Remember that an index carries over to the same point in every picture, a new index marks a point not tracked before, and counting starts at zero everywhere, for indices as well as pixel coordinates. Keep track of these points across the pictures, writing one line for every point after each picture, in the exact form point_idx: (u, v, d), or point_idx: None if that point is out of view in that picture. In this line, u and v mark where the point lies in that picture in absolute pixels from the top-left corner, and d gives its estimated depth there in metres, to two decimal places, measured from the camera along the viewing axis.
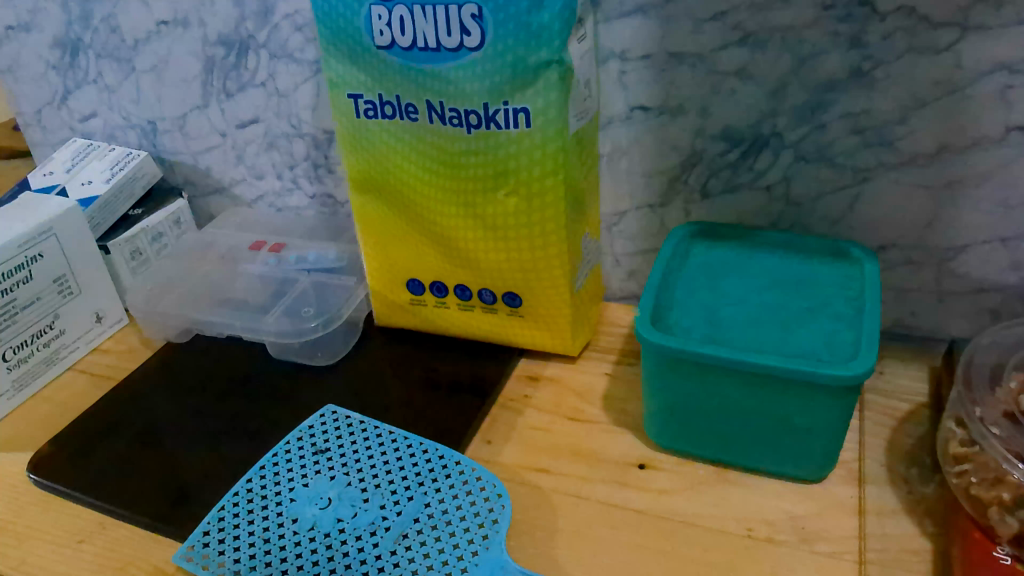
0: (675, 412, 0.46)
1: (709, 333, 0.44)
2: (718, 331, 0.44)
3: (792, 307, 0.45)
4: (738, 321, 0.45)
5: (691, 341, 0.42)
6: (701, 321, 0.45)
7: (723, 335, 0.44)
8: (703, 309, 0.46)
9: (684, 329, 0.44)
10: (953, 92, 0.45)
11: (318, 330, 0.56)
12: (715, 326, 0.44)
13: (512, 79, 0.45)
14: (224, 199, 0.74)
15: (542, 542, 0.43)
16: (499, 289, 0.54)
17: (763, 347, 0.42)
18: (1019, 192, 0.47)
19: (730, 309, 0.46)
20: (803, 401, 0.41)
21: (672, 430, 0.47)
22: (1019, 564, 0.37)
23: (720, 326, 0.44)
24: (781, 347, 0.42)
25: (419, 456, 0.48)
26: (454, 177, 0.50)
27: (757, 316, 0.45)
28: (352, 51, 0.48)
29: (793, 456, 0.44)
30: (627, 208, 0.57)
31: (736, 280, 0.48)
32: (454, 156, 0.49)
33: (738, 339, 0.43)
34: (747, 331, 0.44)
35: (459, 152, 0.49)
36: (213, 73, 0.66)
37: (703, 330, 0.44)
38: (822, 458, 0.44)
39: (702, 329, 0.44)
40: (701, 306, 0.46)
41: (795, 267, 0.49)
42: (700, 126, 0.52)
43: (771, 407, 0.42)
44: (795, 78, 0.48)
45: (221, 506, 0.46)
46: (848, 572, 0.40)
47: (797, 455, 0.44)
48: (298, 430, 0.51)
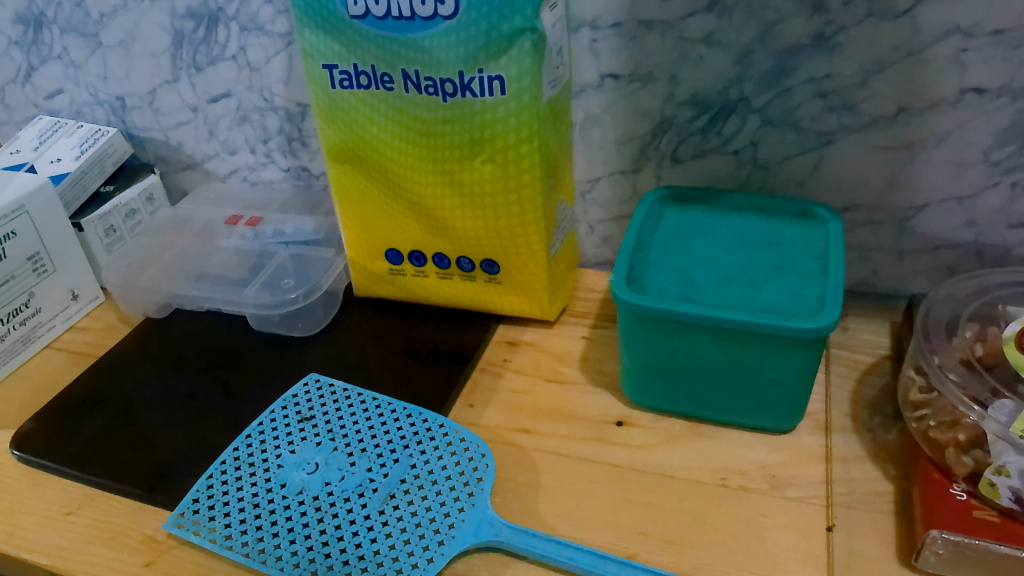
0: (650, 369, 0.47)
1: (682, 291, 0.45)
2: (690, 289, 0.46)
3: (760, 266, 0.47)
4: (709, 279, 0.46)
5: (665, 300, 0.44)
6: (674, 280, 0.46)
7: (695, 294, 0.45)
8: (675, 270, 0.47)
9: (657, 288, 0.46)
10: (911, 56, 0.47)
11: (298, 301, 0.57)
12: (687, 285, 0.46)
13: (486, 46, 0.45)
14: (197, 174, 0.74)
15: (526, 498, 0.45)
16: (477, 256, 0.55)
17: (734, 303, 0.44)
18: (974, 152, 0.49)
19: (701, 269, 0.47)
20: (773, 354, 0.43)
21: (648, 387, 0.48)
22: (973, 499, 0.39)
23: (692, 284, 0.46)
24: (751, 303, 0.44)
25: (404, 420, 0.49)
26: (431, 145, 0.50)
27: (727, 274, 0.47)
28: (326, 21, 0.48)
29: (763, 408, 0.46)
30: (600, 175, 0.59)
31: (706, 241, 0.50)
32: (431, 125, 0.50)
33: (709, 296, 0.45)
34: (717, 288, 0.45)
35: (435, 121, 0.49)
36: (182, 47, 0.65)
37: (676, 289, 0.46)
38: (790, 409, 0.46)
39: (674, 288, 0.46)
40: (673, 267, 0.48)
41: (764, 228, 0.51)
42: (669, 93, 0.53)
43: (742, 361, 0.44)
44: (761, 44, 0.49)
45: (210, 475, 0.47)
46: (816, 515, 0.42)
47: (767, 407, 0.46)
48: (282, 400, 0.52)
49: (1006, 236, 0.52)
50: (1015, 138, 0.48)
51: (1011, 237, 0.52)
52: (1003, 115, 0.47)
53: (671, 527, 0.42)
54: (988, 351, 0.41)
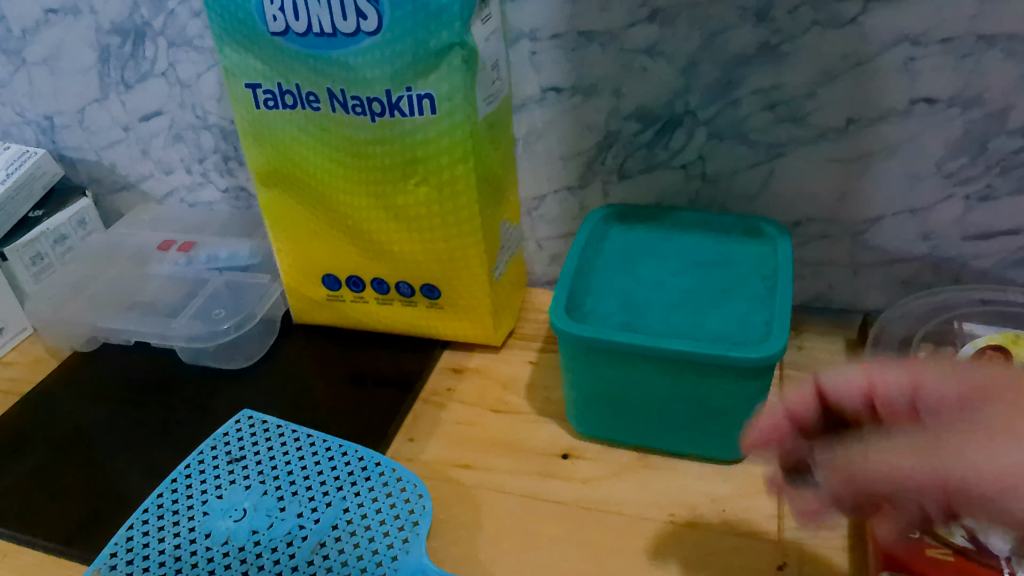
0: (594, 399, 0.45)
1: (625, 319, 0.43)
2: (633, 316, 0.43)
3: (707, 290, 0.45)
4: (654, 306, 0.44)
5: (607, 329, 0.41)
6: (618, 307, 0.44)
7: (639, 321, 0.43)
8: (618, 295, 0.45)
9: (599, 316, 0.43)
10: (859, 65, 0.45)
11: (231, 332, 0.54)
12: (631, 312, 0.44)
13: (414, 64, 0.43)
14: (133, 196, 0.71)
15: (465, 541, 0.42)
16: (417, 281, 0.52)
17: (678, 332, 0.42)
18: (927, 164, 0.47)
19: (645, 294, 0.45)
20: (719, 384, 0.41)
21: (594, 417, 0.46)
22: (927, 536, 0.37)
23: (636, 311, 0.44)
24: (696, 331, 0.42)
25: (338, 459, 0.47)
26: (361, 168, 0.48)
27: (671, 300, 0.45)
28: (245, 37, 0.45)
29: (712, 437, 0.44)
30: (546, 192, 0.56)
31: (652, 264, 0.48)
32: (361, 147, 0.47)
33: (653, 324, 0.43)
34: (662, 316, 0.43)
35: (366, 143, 0.46)
36: (110, 63, 0.62)
37: (619, 317, 0.43)
38: (740, 439, 0.44)
39: (618, 316, 0.44)
40: (617, 292, 0.45)
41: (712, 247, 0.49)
42: (614, 106, 0.51)
43: (687, 391, 0.42)
44: (705, 55, 0.47)
45: (130, 524, 0.44)
46: (768, 553, 0.40)
47: (716, 436, 0.44)
48: (212, 440, 0.49)
49: (962, 249, 0.50)
50: (968, 149, 0.46)
51: (967, 250, 0.50)
52: (955, 126, 0.46)
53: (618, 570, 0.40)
54: None
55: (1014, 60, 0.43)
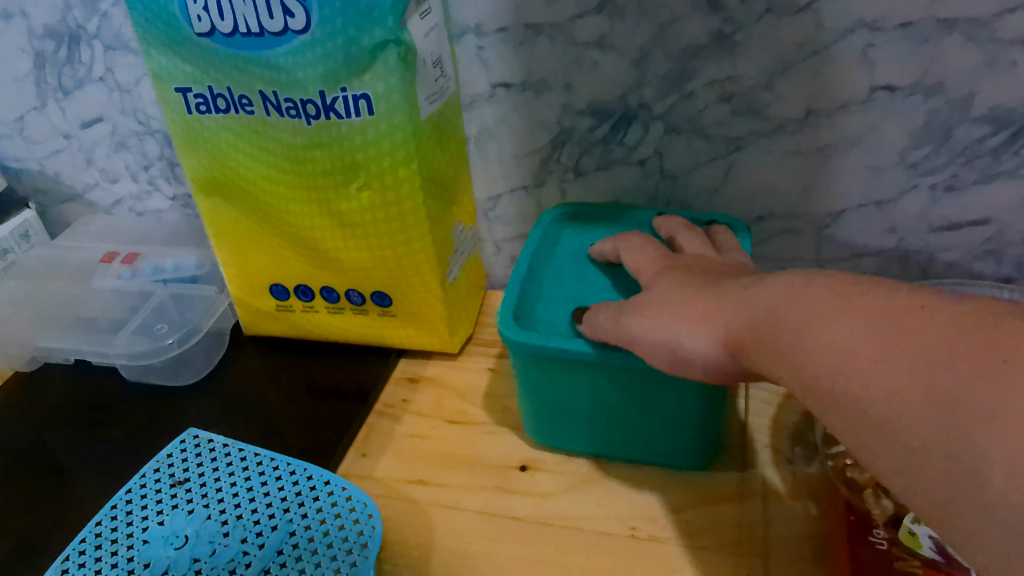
0: (549, 409, 0.44)
1: (576, 325, 0.41)
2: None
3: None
4: None
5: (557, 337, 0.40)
6: (570, 311, 0.43)
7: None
8: (571, 301, 0.44)
9: (550, 323, 0.42)
10: (816, 54, 0.43)
11: (174, 347, 0.52)
12: None
13: (347, 63, 0.40)
14: (80, 207, 0.68)
15: (417, 563, 0.40)
16: (368, 289, 0.50)
17: None
18: (889, 155, 0.46)
19: (599, 298, 0.44)
20: (673, 390, 0.39)
21: (551, 427, 0.45)
22: (895, 548, 0.35)
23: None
24: None
25: (286, 478, 0.44)
26: (301, 174, 0.45)
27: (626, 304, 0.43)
28: (171, 39, 0.43)
29: (672, 444, 0.43)
30: (501, 192, 0.54)
31: (608, 267, 0.46)
32: (299, 152, 0.45)
33: None
34: None
35: (303, 148, 0.44)
36: (46, 69, 0.59)
37: (570, 322, 0.42)
38: (700, 445, 0.42)
39: (569, 320, 0.42)
40: (569, 297, 0.44)
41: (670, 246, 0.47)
42: (566, 102, 0.49)
43: (642, 397, 0.41)
44: (657, 47, 0.45)
45: (65, 556, 0.41)
46: (733, 567, 0.38)
47: (675, 443, 0.43)
48: (155, 461, 0.46)
49: (929, 240, 0.49)
50: (932, 138, 0.45)
51: (933, 241, 0.49)
52: (918, 114, 0.44)
53: None
54: None
55: (975, 45, 0.41)
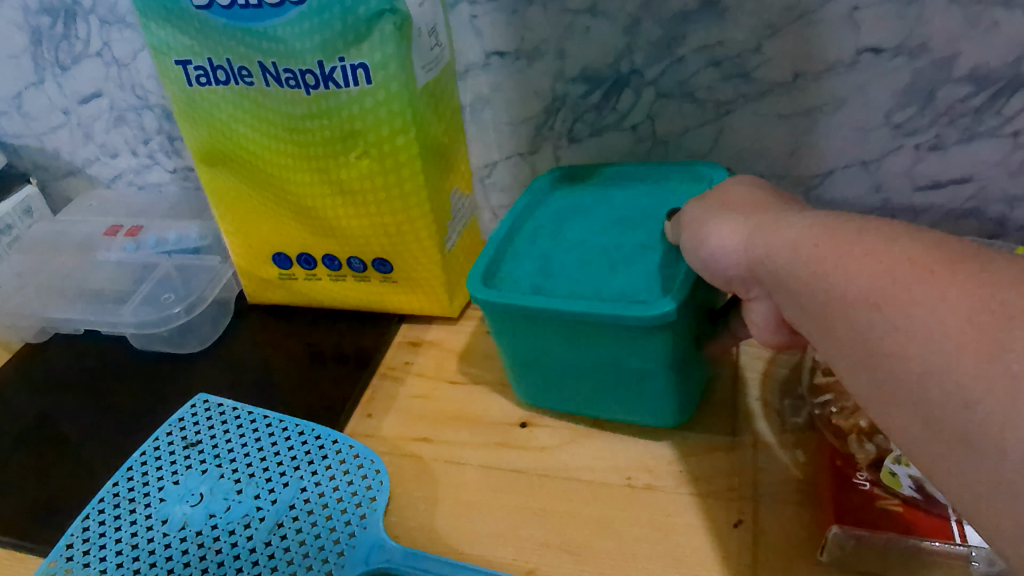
0: (523, 368, 0.45)
1: (537, 283, 0.42)
2: (546, 279, 0.42)
3: (628, 246, 0.43)
4: (569, 267, 0.43)
5: (514, 293, 0.41)
6: (533, 271, 0.43)
7: (551, 284, 0.42)
8: (537, 258, 0.44)
9: (512, 280, 0.43)
10: (803, 17, 0.44)
11: (181, 316, 0.53)
12: (544, 275, 0.43)
13: (344, 33, 0.41)
14: (80, 181, 0.69)
15: (423, 514, 0.42)
16: (368, 256, 0.52)
17: (586, 292, 0.41)
18: (874, 116, 0.47)
19: (564, 256, 0.44)
20: (627, 347, 0.40)
21: (528, 386, 0.46)
22: (877, 488, 0.37)
23: (549, 273, 0.43)
24: (605, 290, 0.40)
25: (295, 438, 0.46)
26: (297, 143, 0.46)
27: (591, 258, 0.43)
28: (169, 12, 0.44)
29: (642, 404, 0.43)
30: (497, 159, 0.56)
31: (581, 224, 0.46)
32: (295, 120, 0.45)
33: (565, 287, 0.41)
34: (576, 277, 0.42)
35: (298, 116, 0.45)
36: (42, 45, 0.60)
37: (532, 280, 0.42)
38: (680, 408, 0.43)
39: (531, 279, 0.42)
40: (536, 255, 0.44)
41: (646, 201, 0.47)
42: (559, 69, 0.50)
43: (601, 355, 0.41)
44: (647, 13, 0.46)
45: (85, 515, 0.43)
46: (723, 512, 0.40)
47: (644, 404, 0.43)
48: (167, 425, 0.48)
49: (913, 199, 0.51)
50: (916, 99, 0.46)
51: (918, 200, 0.51)
52: (902, 75, 0.45)
53: (573, 535, 0.40)
54: None
55: (957, 6, 0.42)
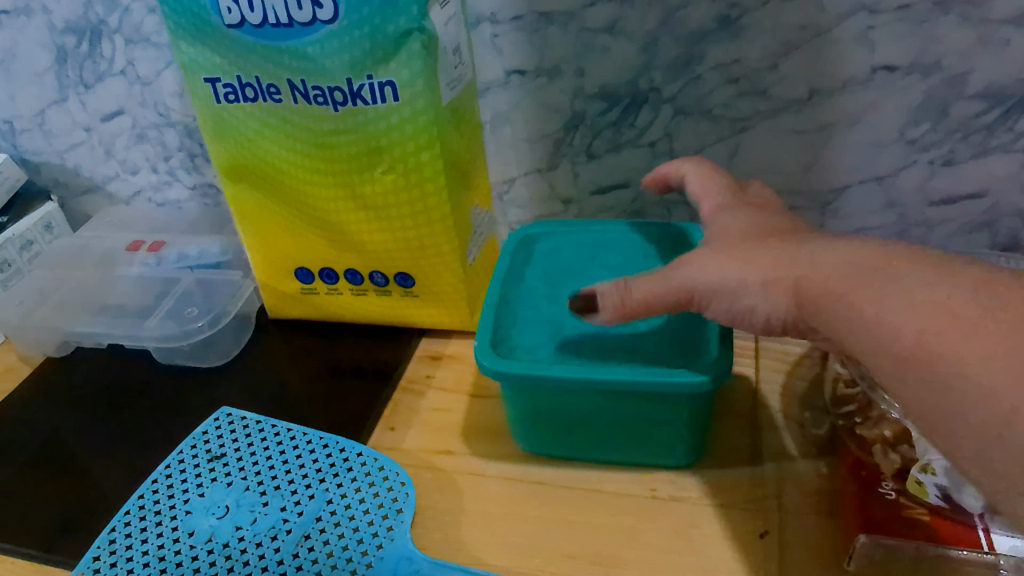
0: (544, 422, 0.44)
1: (553, 351, 0.42)
2: (564, 346, 0.42)
3: (641, 309, 0.44)
4: (583, 331, 0.43)
5: (539, 364, 0.40)
6: (544, 337, 0.43)
7: (571, 351, 0.42)
8: (546, 323, 0.44)
9: (527, 349, 0.42)
10: (818, 36, 0.45)
11: (204, 330, 0.54)
12: (559, 342, 0.42)
13: (373, 51, 0.42)
14: (98, 198, 0.70)
15: (448, 526, 0.42)
16: (390, 271, 0.52)
17: (611, 357, 0.41)
18: (890, 131, 0.48)
19: (575, 320, 0.44)
20: (656, 409, 0.41)
21: (539, 436, 0.45)
22: (902, 498, 0.38)
23: (566, 340, 0.42)
24: (629, 355, 0.41)
25: (319, 451, 0.46)
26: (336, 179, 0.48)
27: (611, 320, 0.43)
28: (200, 31, 0.45)
29: (652, 454, 0.44)
30: (516, 175, 0.56)
31: (578, 285, 0.46)
32: (338, 157, 0.47)
33: (586, 352, 0.41)
34: (593, 342, 0.42)
35: (342, 153, 0.47)
36: (67, 63, 0.61)
37: (547, 347, 0.42)
38: (692, 452, 0.43)
39: (547, 347, 0.42)
40: (544, 319, 0.44)
41: (648, 262, 0.48)
42: (578, 86, 0.51)
43: (626, 415, 0.42)
44: (666, 31, 0.47)
45: (112, 528, 0.43)
46: (748, 521, 0.41)
47: (661, 450, 0.43)
48: (190, 438, 0.48)
49: (927, 214, 0.51)
50: (929, 115, 0.47)
51: (931, 214, 0.51)
52: (914, 92, 0.46)
53: (600, 546, 0.40)
54: None
55: (969, 25, 0.43)
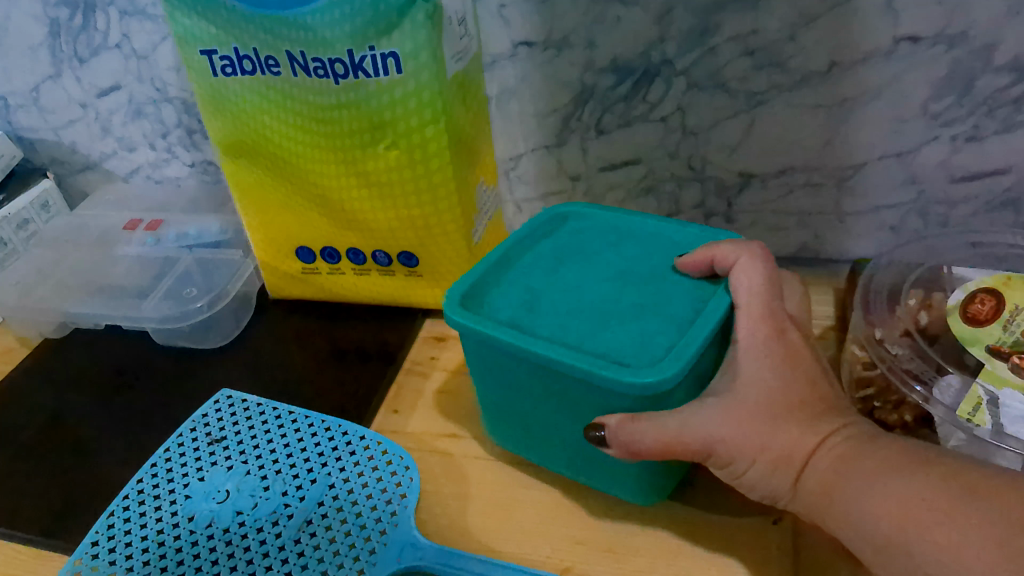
0: (496, 401, 0.41)
1: (515, 316, 0.39)
2: (528, 314, 0.39)
3: (624, 302, 0.40)
4: (556, 308, 0.40)
5: (487, 321, 0.38)
6: (517, 303, 0.40)
7: (530, 321, 0.39)
8: (523, 289, 0.41)
9: (494, 308, 0.40)
10: (840, 5, 0.43)
11: (204, 310, 0.52)
12: (527, 311, 0.40)
13: (375, 21, 0.40)
14: (96, 175, 0.68)
15: (454, 511, 0.41)
16: (393, 250, 0.51)
17: (565, 338, 0.37)
18: (912, 105, 0.46)
19: (555, 294, 0.41)
20: (599, 412, 0.37)
21: (504, 429, 0.42)
22: None
23: (533, 310, 0.39)
24: (586, 342, 0.37)
25: (322, 434, 0.45)
26: (319, 141, 0.46)
27: (576, 307, 0.40)
28: (195, 0, 0.43)
29: (607, 480, 0.40)
30: (523, 151, 0.55)
31: (581, 265, 0.43)
32: (324, 120, 0.45)
33: (546, 327, 0.38)
34: (559, 318, 0.39)
35: (326, 116, 0.45)
36: (61, 37, 0.59)
37: (514, 312, 0.40)
38: (648, 493, 0.39)
39: (512, 311, 0.40)
40: (523, 286, 0.42)
41: (661, 261, 0.43)
42: (588, 60, 0.49)
43: (573, 415, 0.38)
44: (680, 1, 0.45)
45: (110, 513, 0.42)
46: (761, 507, 0.40)
47: (614, 480, 0.39)
48: (191, 421, 0.47)
49: (948, 191, 0.50)
50: (954, 89, 0.45)
51: (952, 192, 0.50)
52: (939, 65, 0.44)
53: (609, 532, 0.39)
54: (932, 321, 0.41)
55: None
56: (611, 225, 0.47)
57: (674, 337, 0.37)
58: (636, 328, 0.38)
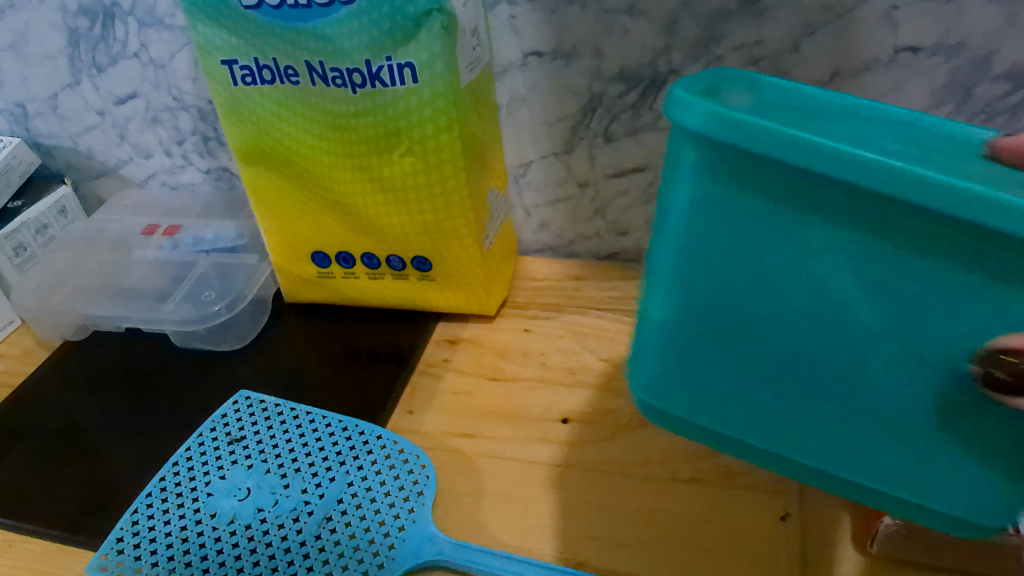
0: (704, 270, 0.27)
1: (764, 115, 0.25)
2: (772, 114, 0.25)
3: (902, 147, 0.26)
4: (823, 129, 0.25)
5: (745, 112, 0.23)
6: (773, 112, 0.26)
7: (790, 122, 0.25)
8: (778, 106, 0.27)
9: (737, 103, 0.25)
10: (842, 16, 0.45)
11: (222, 313, 0.54)
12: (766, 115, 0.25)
13: (392, 32, 0.42)
14: (112, 181, 0.70)
15: (470, 508, 0.43)
16: (407, 254, 0.52)
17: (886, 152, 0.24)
18: (912, 113, 0.48)
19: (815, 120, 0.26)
20: (908, 284, 0.24)
21: (675, 313, 0.29)
22: None
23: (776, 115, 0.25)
24: (905, 157, 0.24)
25: (339, 434, 0.47)
26: (338, 143, 0.47)
27: (818, 178, 0.23)
28: (217, 12, 0.44)
29: (871, 440, 0.28)
30: (532, 158, 0.56)
31: (836, 120, 0.27)
32: (342, 127, 0.46)
33: (810, 127, 0.25)
34: (826, 133, 0.25)
35: (344, 122, 0.46)
36: (80, 46, 0.60)
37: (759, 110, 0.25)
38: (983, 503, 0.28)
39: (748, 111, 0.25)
40: (781, 105, 0.27)
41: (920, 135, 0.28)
42: (596, 68, 0.50)
43: (797, 297, 0.26)
44: (687, 11, 0.46)
45: (135, 510, 0.43)
46: (768, 504, 0.41)
47: (877, 442, 0.28)
48: (211, 421, 0.48)
49: None
50: (952, 97, 0.46)
51: None
52: (938, 73, 0.46)
53: (621, 528, 0.40)
54: None
55: (995, 5, 0.42)
56: (842, 99, 0.28)
57: (995, 245, 0.22)
58: (959, 194, 0.21)
